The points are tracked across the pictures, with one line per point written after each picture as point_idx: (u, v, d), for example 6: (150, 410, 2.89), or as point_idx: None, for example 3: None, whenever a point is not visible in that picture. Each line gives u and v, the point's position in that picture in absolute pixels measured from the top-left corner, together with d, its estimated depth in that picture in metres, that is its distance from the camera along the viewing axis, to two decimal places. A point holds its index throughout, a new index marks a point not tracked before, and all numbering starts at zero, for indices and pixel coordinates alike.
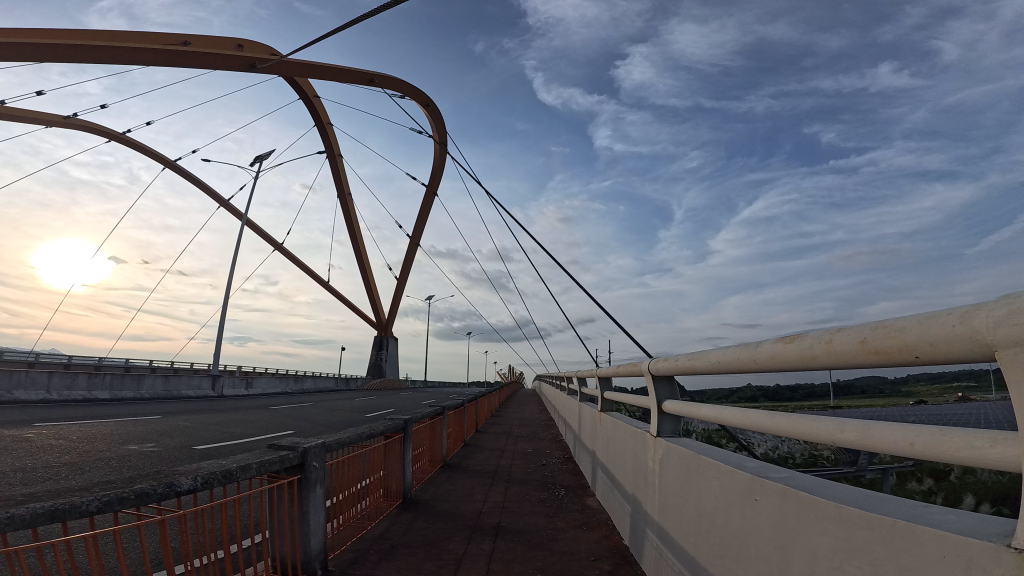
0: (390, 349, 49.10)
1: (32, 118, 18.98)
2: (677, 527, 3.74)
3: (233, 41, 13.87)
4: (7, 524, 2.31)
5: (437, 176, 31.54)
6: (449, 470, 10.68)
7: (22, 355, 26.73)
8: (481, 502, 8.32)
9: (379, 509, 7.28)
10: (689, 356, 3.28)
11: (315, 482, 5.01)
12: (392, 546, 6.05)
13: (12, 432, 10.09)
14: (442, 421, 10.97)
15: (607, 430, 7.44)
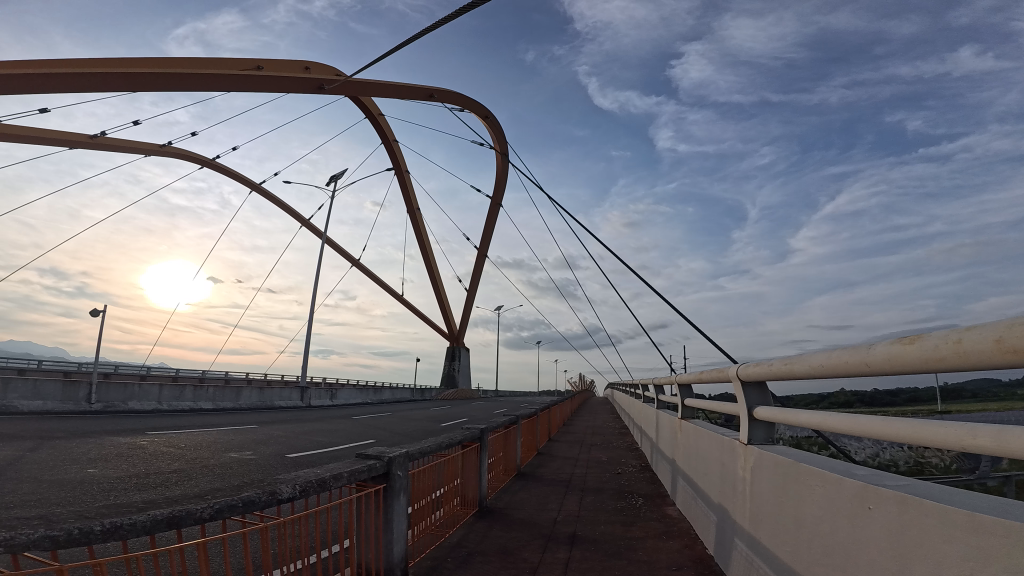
0: (463, 359, 50.13)
1: (132, 148, 21.21)
2: (771, 537, 3.54)
3: (301, 64, 15.13)
4: (132, 530, 2.56)
5: (501, 186, 32.00)
6: (523, 479, 10.71)
7: (136, 369, 29.83)
8: (556, 510, 8.27)
9: (457, 517, 7.43)
10: (786, 360, 3.12)
11: (399, 491, 5.24)
12: (468, 554, 6.15)
13: (130, 440, 11.27)
14: (515, 430, 11.05)
15: (689, 439, 7.19)
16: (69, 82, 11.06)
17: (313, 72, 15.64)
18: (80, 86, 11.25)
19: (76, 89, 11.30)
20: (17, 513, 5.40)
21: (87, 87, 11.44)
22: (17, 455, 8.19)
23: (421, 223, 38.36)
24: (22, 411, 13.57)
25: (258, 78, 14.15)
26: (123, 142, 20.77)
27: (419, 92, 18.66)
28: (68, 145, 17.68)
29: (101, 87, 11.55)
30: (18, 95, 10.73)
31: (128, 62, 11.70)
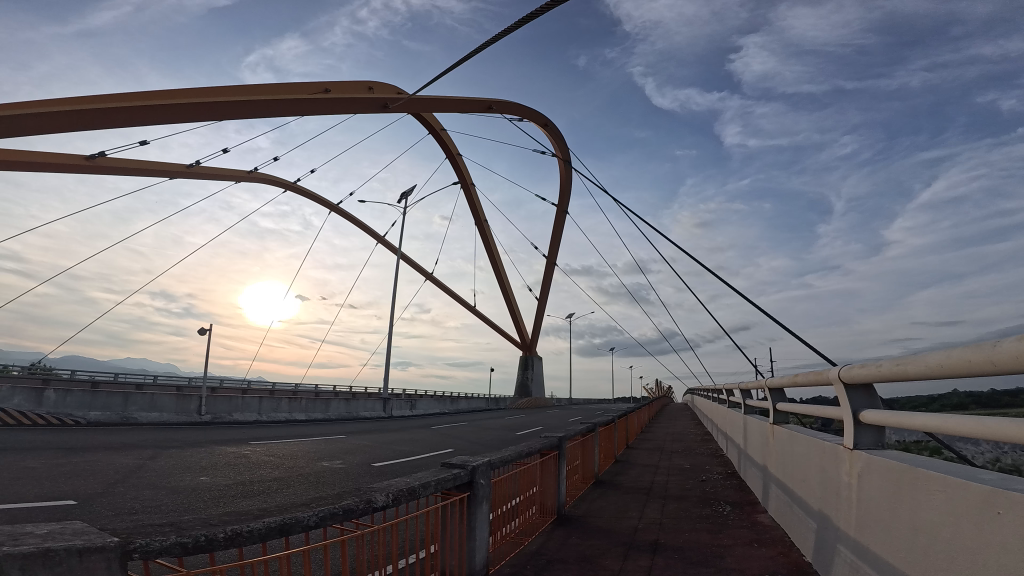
0: (536, 368, 50.28)
1: (223, 175, 23.28)
2: (881, 542, 3.25)
3: (365, 85, 16.17)
4: (248, 538, 2.77)
5: (566, 193, 31.88)
6: (601, 486, 10.53)
7: (238, 383, 32.53)
8: (637, 518, 8.05)
9: (534, 525, 7.41)
10: (897, 360, 2.85)
11: (481, 499, 5.36)
12: (547, 561, 6.13)
13: (235, 449, 12.30)
14: (593, 437, 10.88)
15: (784, 443, 6.73)
16: (163, 113, 12.31)
17: (375, 92, 16.54)
18: (174, 116, 12.49)
19: (171, 119, 12.57)
20: (143, 518, 6.00)
21: (179, 118, 12.71)
22: (141, 463, 9.17)
23: (489, 235, 39.02)
24: (143, 422, 15.13)
25: (327, 100, 15.12)
26: (216, 171, 22.80)
27: (477, 104, 19.02)
28: (169, 176, 19.70)
29: (191, 116, 12.76)
30: (123, 128, 12.15)
31: (212, 91, 12.86)
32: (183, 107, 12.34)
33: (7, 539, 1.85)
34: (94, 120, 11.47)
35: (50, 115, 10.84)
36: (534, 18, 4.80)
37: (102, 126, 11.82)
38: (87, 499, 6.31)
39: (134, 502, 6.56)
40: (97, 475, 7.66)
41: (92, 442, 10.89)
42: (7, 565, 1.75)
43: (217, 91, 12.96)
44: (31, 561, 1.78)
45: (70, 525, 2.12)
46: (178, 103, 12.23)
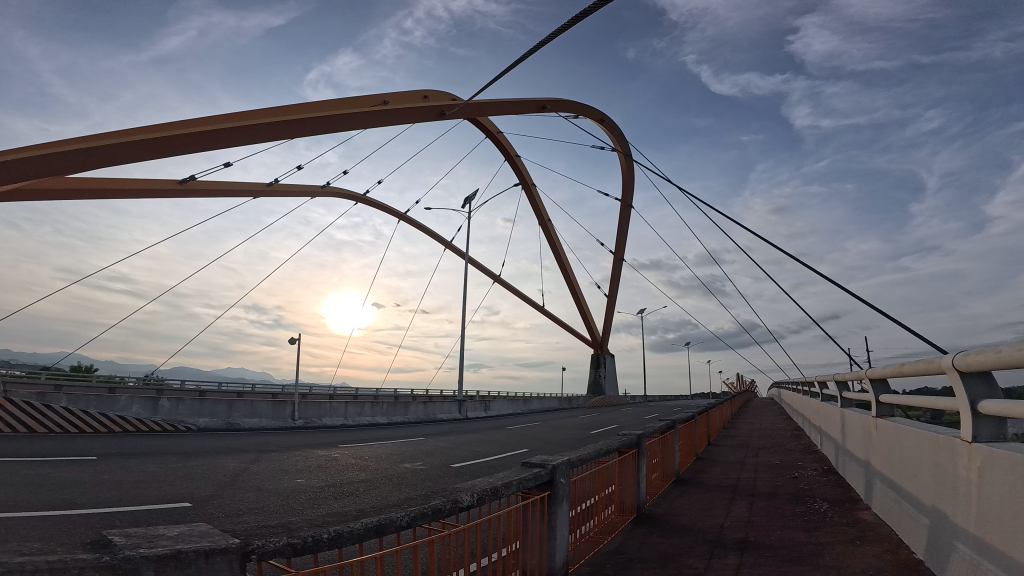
0: (608, 366, 49.62)
1: (298, 192, 24.79)
2: (1007, 540, 2.92)
3: (420, 94, 16.73)
4: (349, 538, 2.95)
5: (629, 186, 31.15)
6: (683, 484, 10.22)
7: (324, 389, 34.58)
8: (723, 516, 7.71)
9: (613, 523, 7.31)
10: (1018, 345, 2.54)
11: (561, 498, 5.39)
12: (628, 560, 6.03)
13: (326, 452, 13.11)
14: (673, 434, 10.56)
15: (890, 437, 6.18)
16: (240, 134, 13.27)
17: (431, 100, 17.09)
18: (249, 136, 13.45)
19: (247, 140, 13.54)
20: (251, 519, 6.52)
21: (254, 139, 13.66)
22: (245, 467, 9.96)
23: (553, 234, 38.91)
24: (245, 427, 16.44)
25: (385, 111, 15.73)
26: (292, 188, 24.29)
27: (532, 104, 18.98)
28: (252, 196, 21.28)
29: (262, 136, 13.67)
30: (205, 150, 13.20)
31: (279, 111, 13.72)
32: (256, 128, 13.30)
33: (144, 541, 1.98)
34: (179, 145, 12.60)
35: (143, 142, 12.03)
36: (583, 17, 4.76)
37: (186, 151, 12.92)
38: (199, 501, 6.92)
39: (239, 503, 7.13)
40: (207, 479, 8.40)
41: (201, 447, 11.95)
42: (144, 567, 1.85)
43: (284, 111, 13.81)
44: (164, 563, 1.88)
45: (194, 529, 2.30)
46: (249, 123, 13.15)
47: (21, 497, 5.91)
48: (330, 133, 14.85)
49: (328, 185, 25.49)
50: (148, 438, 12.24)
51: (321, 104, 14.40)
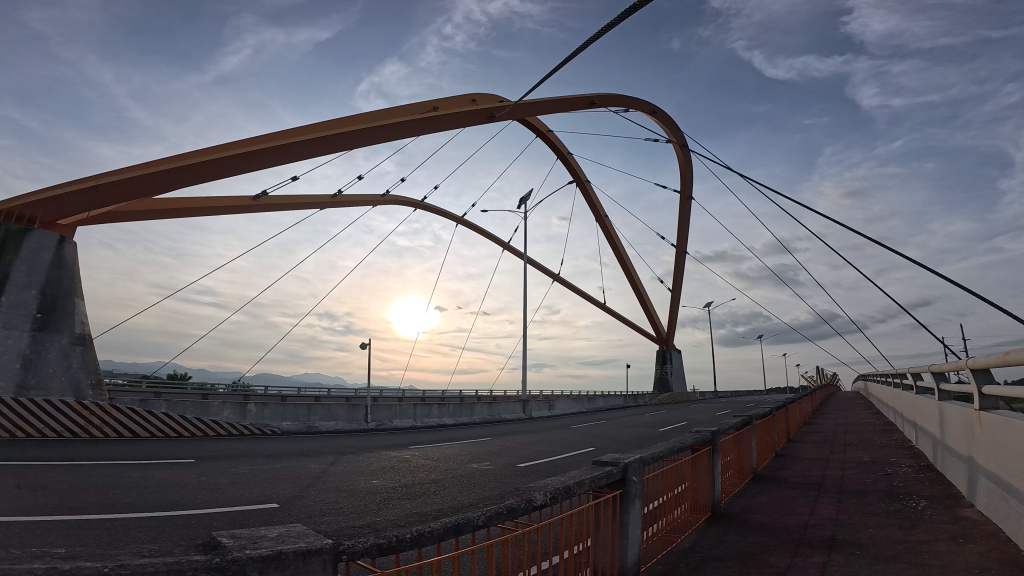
0: (675, 362, 48.28)
1: (361, 202, 25.87)
2: None
3: (467, 97, 17.00)
4: (431, 537, 3.07)
5: (687, 177, 30.07)
6: (762, 482, 9.78)
7: (393, 392, 35.83)
8: (807, 514, 7.32)
9: (687, 521, 7.11)
10: None
11: (634, 497, 5.33)
12: (703, 559, 5.84)
13: (397, 453, 13.62)
14: (748, 431, 10.11)
15: (995, 430, 5.62)
16: (303, 147, 14.00)
17: (479, 103, 17.31)
18: (312, 149, 14.20)
19: (310, 153, 14.30)
20: (332, 518, 6.88)
21: (316, 151, 14.37)
22: (324, 469, 10.52)
23: (611, 229, 38.25)
24: (323, 429, 17.37)
25: (436, 117, 16.08)
26: (355, 199, 25.34)
27: (581, 101, 18.81)
28: (319, 208, 22.43)
29: (323, 148, 14.39)
30: (272, 166, 14.05)
31: (337, 124, 14.39)
32: (317, 141, 14.01)
33: (248, 543, 2.12)
34: (249, 161, 13.49)
35: (219, 161, 12.98)
36: (618, 23, 4.76)
37: (257, 166, 13.81)
38: (286, 502, 7.40)
39: (322, 504, 7.55)
40: (291, 480, 8.95)
41: (284, 450, 12.73)
42: (249, 568, 1.95)
43: (342, 122, 14.48)
44: (267, 564, 1.98)
45: (291, 530, 2.48)
46: (310, 137, 13.88)
47: (133, 498, 6.54)
48: (386, 142, 15.43)
49: (386, 194, 26.37)
50: (236, 442, 13.14)
51: (376, 113, 15.00)
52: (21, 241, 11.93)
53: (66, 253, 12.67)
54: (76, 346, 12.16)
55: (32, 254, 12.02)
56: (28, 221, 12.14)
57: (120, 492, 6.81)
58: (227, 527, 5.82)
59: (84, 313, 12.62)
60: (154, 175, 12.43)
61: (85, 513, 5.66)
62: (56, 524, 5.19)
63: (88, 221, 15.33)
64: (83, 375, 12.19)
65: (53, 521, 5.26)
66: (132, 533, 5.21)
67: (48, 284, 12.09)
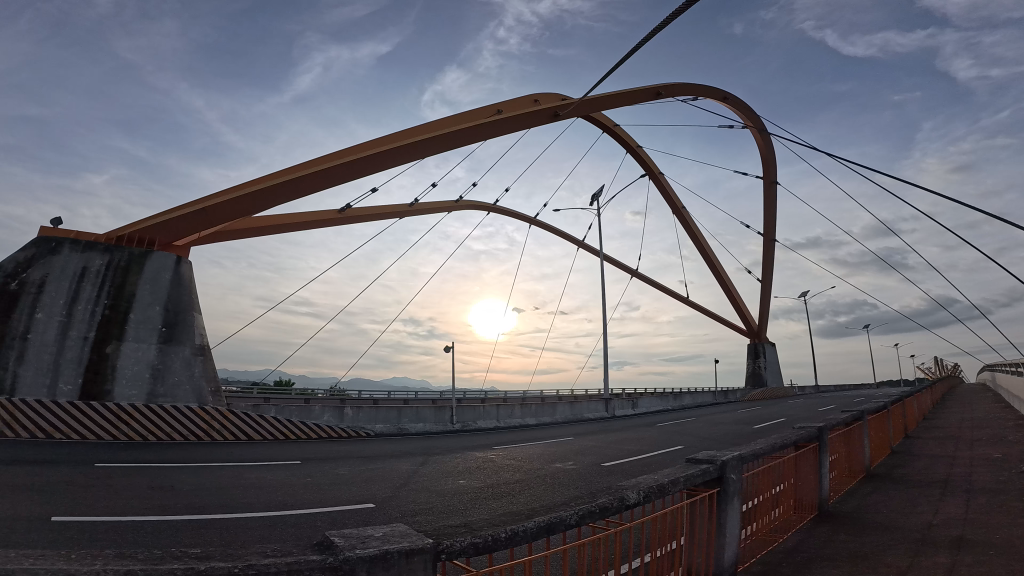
0: (769, 356, 45.60)
1: (436, 208, 26.77)
2: None
3: (530, 98, 17.18)
4: (525, 535, 3.17)
5: (770, 161, 28.16)
6: (876, 481, 9.04)
7: (476, 394, 36.78)
8: (929, 513, 6.71)
9: (790, 521, 6.72)
10: None
11: (732, 496, 5.15)
12: (809, 559, 5.54)
13: (483, 454, 14.03)
14: (858, 427, 9.34)
15: None
16: (379, 159, 14.79)
17: (543, 103, 17.43)
18: (388, 160, 14.98)
19: (386, 164, 15.08)
20: (425, 518, 7.23)
21: (392, 162, 15.12)
22: (415, 470, 11.05)
23: (689, 220, 36.78)
24: (413, 431, 18.23)
25: (500, 119, 16.42)
26: (430, 206, 26.29)
27: (645, 94, 18.28)
28: (397, 217, 23.53)
29: (398, 159, 15.13)
30: (353, 179, 14.96)
31: (408, 134, 15.11)
32: (391, 152, 14.76)
33: (357, 543, 2.31)
34: (333, 176, 14.47)
35: (306, 178, 14.06)
36: (673, 19, 4.69)
37: (340, 181, 14.77)
38: (381, 502, 7.86)
39: (414, 504, 7.92)
40: (384, 481, 9.47)
41: (378, 451, 13.50)
42: (359, 567, 2.12)
43: (412, 132, 15.17)
44: (374, 563, 2.15)
45: (394, 530, 2.66)
46: (385, 148, 14.66)
47: (248, 499, 7.26)
48: (455, 148, 15.96)
49: (459, 199, 27.08)
50: (336, 443, 14.15)
51: (443, 122, 15.56)
52: (144, 263, 13.64)
53: (183, 272, 14.28)
54: (197, 356, 13.66)
55: (154, 273, 13.67)
56: (148, 243, 13.85)
57: (236, 492, 7.58)
58: (331, 526, 6.29)
59: (202, 325, 14.14)
60: (253, 196, 13.69)
61: (208, 513, 6.36)
62: (185, 523, 5.89)
63: (200, 240, 17.15)
64: (204, 381, 13.65)
65: (182, 521, 5.95)
66: (250, 532, 5.79)
67: (169, 301, 13.68)
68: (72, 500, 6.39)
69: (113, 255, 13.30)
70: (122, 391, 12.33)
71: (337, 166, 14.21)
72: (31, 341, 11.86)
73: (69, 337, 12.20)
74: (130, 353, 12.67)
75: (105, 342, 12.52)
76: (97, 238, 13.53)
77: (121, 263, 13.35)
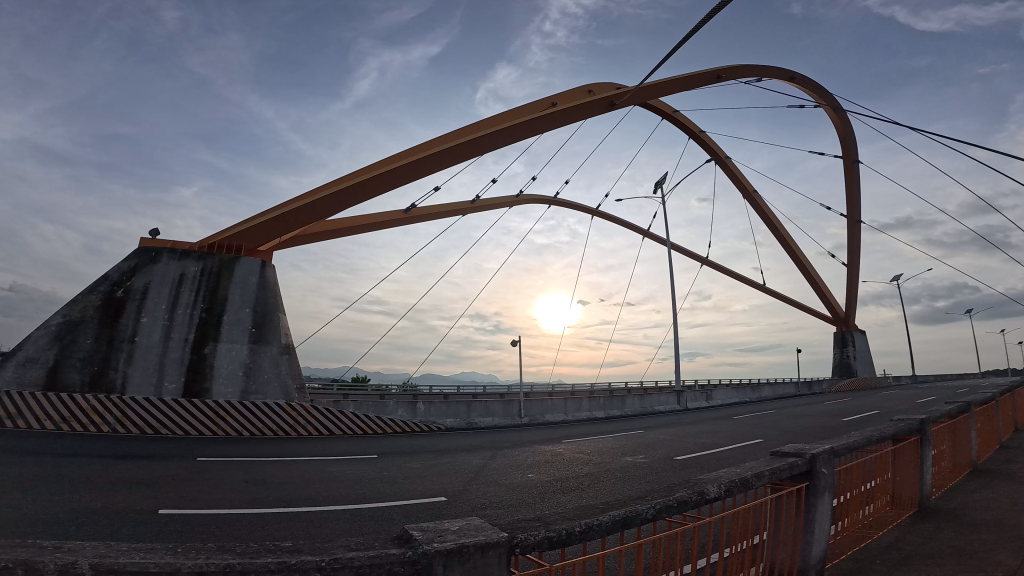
0: (858, 344, 42.49)
1: (497, 205, 27.09)
2: None
3: (584, 89, 16.98)
4: (601, 529, 3.25)
5: (849, 140, 26.11)
6: (984, 477, 8.28)
7: (543, 387, 36.99)
8: None
9: (885, 518, 6.32)
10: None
11: (822, 491, 4.93)
12: (907, 556, 5.22)
13: (552, 447, 14.16)
14: (963, 419, 8.56)
15: None
16: (437, 159, 15.17)
17: (597, 93, 17.16)
18: (446, 159, 15.33)
19: (445, 162, 15.45)
20: (494, 511, 7.44)
21: (449, 160, 15.44)
22: (485, 463, 11.39)
23: (762, 204, 34.87)
24: (483, 425, 18.69)
25: (555, 112, 16.33)
26: (491, 202, 26.62)
27: (705, 77, 17.47)
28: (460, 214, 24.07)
29: (458, 156, 15.49)
30: (414, 179, 15.46)
31: (465, 133, 15.45)
32: (449, 151, 15.12)
33: (434, 537, 2.47)
34: (396, 177, 15.02)
35: (370, 181, 14.68)
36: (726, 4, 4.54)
37: (401, 181, 15.29)
38: (453, 495, 8.17)
39: (484, 498, 8.18)
40: (455, 474, 9.84)
41: (450, 445, 13.99)
42: (436, 561, 2.28)
43: (471, 130, 15.52)
44: (451, 557, 2.31)
45: (470, 523, 2.81)
46: (443, 147, 15.04)
47: (329, 492, 7.81)
48: (511, 143, 16.10)
49: (520, 194, 27.21)
50: (408, 438, 14.74)
51: (498, 118, 15.74)
52: (234, 268, 14.87)
53: (268, 275, 15.43)
54: (283, 355, 14.74)
55: (243, 278, 14.87)
56: (236, 249, 15.08)
57: (321, 486, 8.15)
58: (405, 519, 6.63)
59: (287, 326, 15.22)
60: (324, 200, 14.48)
61: (294, 505, 6.92)
62: (274, 515, 6.44)
63: (281, 245, 18.41)
64: (290, 379, 14.70)
65: (273, 514, 6.51)
66: (333, 525, 6.25)
67: (257, 303, 14.82)
68: (179, 494, 7.15)
69: (206, 262, 14.57)
70: (220, 388, 13.56)
71: (399, 167, 14.77)
72: (138, 344, 13.26)
73: (171, 338, 13.53)
74: (225, 353, 13.88)
75: (203, 343, 13.78)
76: (190, 247, 14.82)
77: (213, 269, 14.60)
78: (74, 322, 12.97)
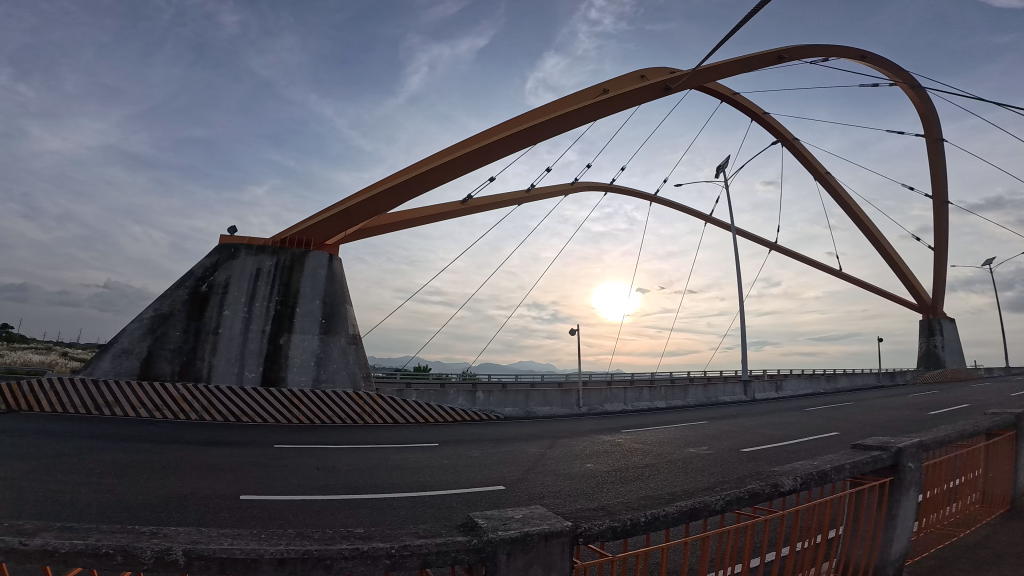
0: (947, 333, 39.22)
1: (551, 194, 27.06)
2: None
3: (636, 74, 16.66)
4: (667, 521, 3.33)
5: (931, 116, 23.97)
6: None
7: (603, 376, 36.86)
8: None
9: (973, 516, 5.93)
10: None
11: (908, 485, 4.73)
12: (996, 558, 4.92)
13: (611, 437, 14.17)
14: None
15: None
16: (489, 151, 15.35)
17: (650, 78, 16.76)
18: (498, 149, 15.51)
19: (497, 153, 15.63)
20: (552, 501, 7.61)
21: (502, 151, 15.61)
22: (543, 452, 11.59)
23: (835, 185, 32.70)
24: (541, 414, 18.94)
25: (607, 99, 16.11)
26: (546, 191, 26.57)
27: (767, 57, 16.59)
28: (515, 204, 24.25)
29: (511, 147, 15.62)
30: (468, 171, 15.73)
31: (518, 123, 15.59)
32: (501, 142, 15.30)
33: (498, 525, 2.65)
34: (450, 170, 15.37)
35: (425, 175, 15.11)
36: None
37: (455, 173, 15.58)
38: (512, 484, 8.44)
39: (543, 487, 8.40)
40: (514, 463, 10.11)
41: (511, 434, 14.31)
42: (501, 548, 2.46)
43: (524, 119, 15.64)
44: (517, 543, 2.49)
45: (533, 511, 2.98)
46: (496, 139, 15.21)
47: (395, 479, 8.28)
48: (564, 132, 16.04)
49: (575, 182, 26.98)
50: (468, 426, 15.20)
51: (550, 106, 15.76)
52: (305, 261, 15.79)
53: (336, 269, 16.30)
54: (351, 345, 15.56)
55: (313, 270, 15.77)
56: (306, 244, 15.99)
57: (389, 473, 8.63)
58: (467, 507, 6.95)
59: (354, 316, 16.05)
60: (383, 194, 15.05)
61: (361, 493, 7.41)
62: (343, 502, 6.94)
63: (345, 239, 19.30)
64: (357, 368, 15.52)
65: (342, 500, 7.01)
66: (398, 512, 6.64)
67: (327, 295, 15.71)
68: (260, 480, 7.83)
69: (279, 256, 15.58)
70: (295, 377, 14.53)
71: (453, 162, 15.12)
72: (222, 335, 14.44)
73: (251, 329, 14.64)
74: (298, 343, 14.84)
75: (280, 334, 14.80)
76: (265, 243, 15.87)
77: (286, 263, 15.59)
78: (165, 315, 14.30)
